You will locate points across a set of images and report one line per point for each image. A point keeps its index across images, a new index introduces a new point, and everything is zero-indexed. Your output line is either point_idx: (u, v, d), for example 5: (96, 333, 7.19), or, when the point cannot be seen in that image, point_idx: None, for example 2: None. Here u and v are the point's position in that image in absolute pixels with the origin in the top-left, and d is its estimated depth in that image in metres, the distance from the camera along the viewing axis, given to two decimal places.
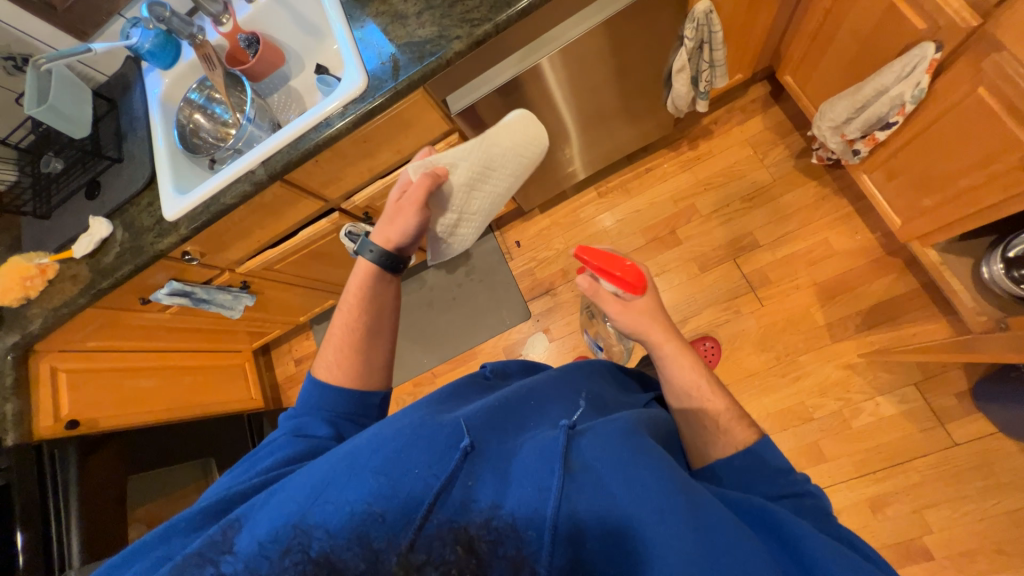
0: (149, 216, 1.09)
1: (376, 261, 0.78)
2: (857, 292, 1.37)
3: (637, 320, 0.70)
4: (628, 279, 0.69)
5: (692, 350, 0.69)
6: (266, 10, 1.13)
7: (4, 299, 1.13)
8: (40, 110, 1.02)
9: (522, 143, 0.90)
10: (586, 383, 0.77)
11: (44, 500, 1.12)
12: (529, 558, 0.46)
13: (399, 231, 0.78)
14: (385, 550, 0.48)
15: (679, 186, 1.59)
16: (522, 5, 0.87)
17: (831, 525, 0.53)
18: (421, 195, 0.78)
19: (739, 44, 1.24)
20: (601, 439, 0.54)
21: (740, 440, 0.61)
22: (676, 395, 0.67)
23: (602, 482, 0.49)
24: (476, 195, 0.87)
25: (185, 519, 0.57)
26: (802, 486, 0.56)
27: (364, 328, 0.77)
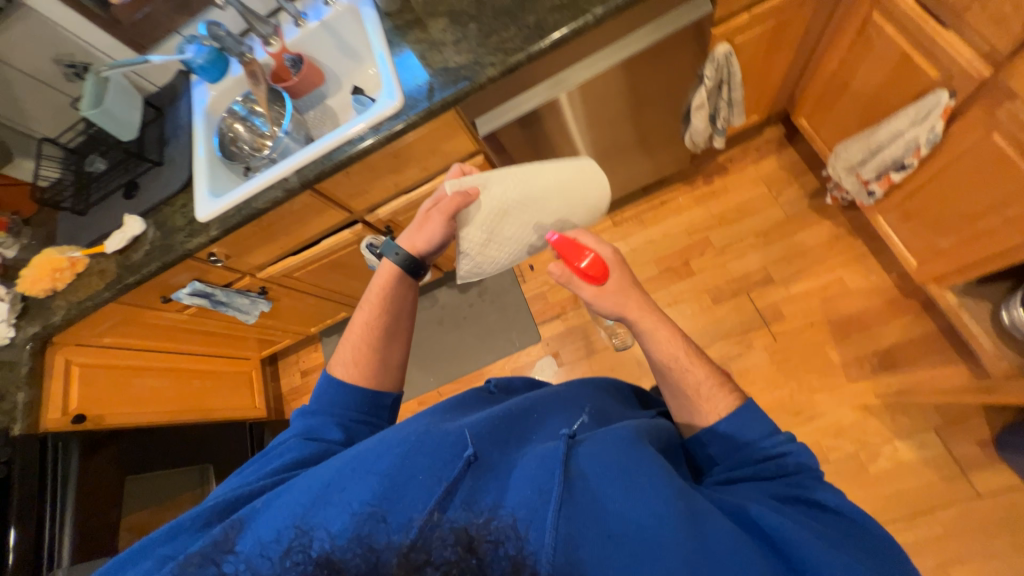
0: (182, 216, 1.13)
1: (400, 263, 0.81)
2: (873, 332, 1.36)
3: (620, 302, 0.66)
4: (590, 272, 0.65)
5: (668, 318, 0.66)
6: (312, 35, 1.21)
7: (34, 289, 1.17)
8: (95, 112, 1.10)
9: (567, 185, 0.85)
10: (592, 394, 0.75)
11: (42, 491, 1.10)
12: (528, 556, 0.45)
13: (424, 239, 0.81)
14: (387, 549, 0.46)
15: (693, 219, 1.62)
16: (555, 37, 0.91)
17: (815, 484, 0.53)
18: (449, 207, 0.79)
19: (756, 86, 1.29)
20: (600, 446, 0.52)
21: (722, 407, 0.62)
22: (660, 371, 0.66)
23: (601, 492, 0.48)
24: (506, 223, 0.83)
25: (190, 517, 0.54)
26: (786, 445, 0.56)
27: (385, 329, 0.78)
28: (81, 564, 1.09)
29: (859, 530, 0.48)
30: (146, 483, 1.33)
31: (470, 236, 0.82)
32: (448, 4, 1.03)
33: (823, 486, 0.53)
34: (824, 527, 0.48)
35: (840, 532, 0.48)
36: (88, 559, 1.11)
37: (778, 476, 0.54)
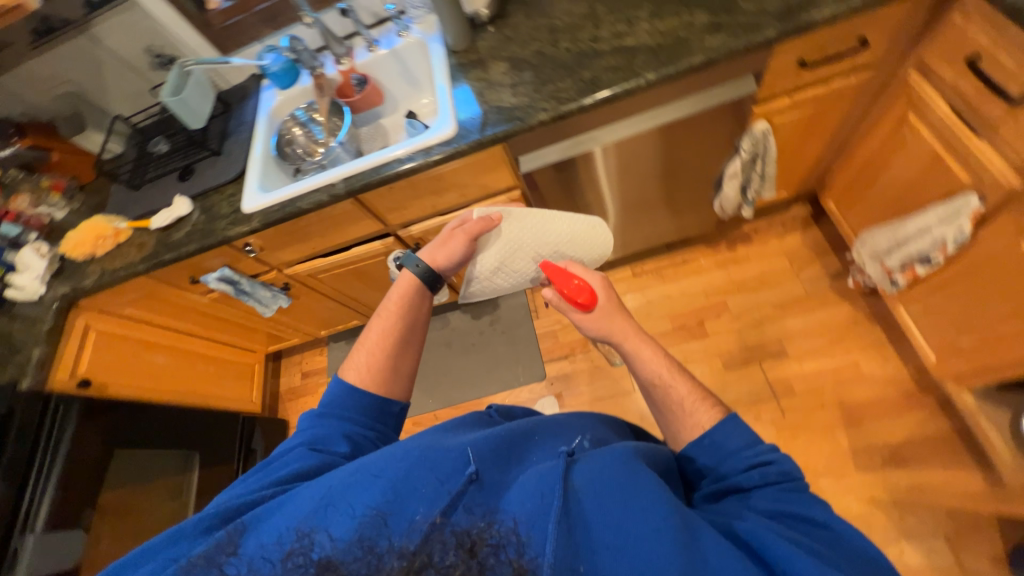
0: (228, 204, 1.19)
1: (420, 275, 0.80)
2: (886, 423, 1.33)
3: (606, 323, 0.69)
4: (577, 298, 0.69)
5: (649, 335, 0.68)
6: (381, 60, 1.29)
7: (75, 251, 1.23)
8: (172, 100, 1.17)
9: (577, 239, 0.91)
10: (595, 425, 0.74)
11: (33, 452, 1.10)
12: (529, 561, 0.44)
13: (445, 255, 0.83)
14: (388, 552, 0.45)
15: (712, 282, 1.64)
16: (608, 94, 0.97)
17: (802, 496, 0.51)
18: (473, 229, 0.84)
19: (789, 165, 1.34)
20: (598, 463, 0.53)
21: (704, 422, 0.61)
22: (645, 391, 0.66)
23: (601, 507, 0.48)
24: (517, 255, 0.89)
25: (193, 521, 0.54)
26: (770, 454, 0.55)
27: (400, 334, 0.75)
28: (52, 534, 1.06)
29: (848, 545, 0.46)
30: (133, 465, 1.29)
31: (484, 259, 0.89)
32: (510, 51, 1.11)
33: (812, 498, 0.51)
34: (812, 541, 0.46)
35: (828, 547, 0.46)
36: (61, 529, 1.07)
37: (764, 485, 0.53)
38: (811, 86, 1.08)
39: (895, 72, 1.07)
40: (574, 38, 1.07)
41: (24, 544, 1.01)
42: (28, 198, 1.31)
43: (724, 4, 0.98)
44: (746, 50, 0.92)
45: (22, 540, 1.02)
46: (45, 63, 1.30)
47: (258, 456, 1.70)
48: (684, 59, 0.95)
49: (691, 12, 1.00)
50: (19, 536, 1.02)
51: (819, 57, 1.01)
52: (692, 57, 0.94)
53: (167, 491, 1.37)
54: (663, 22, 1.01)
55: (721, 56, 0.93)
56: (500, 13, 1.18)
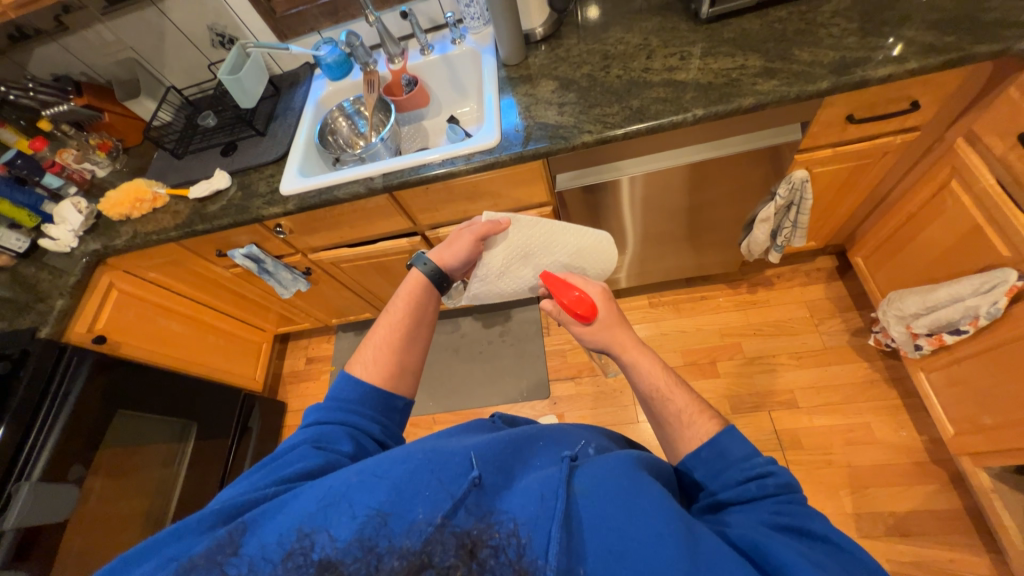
0: (266, 184, 1.21)
1: (427, 274, 0.77)
2: (894, 491, 1.29)
3: (607, 337, 0.65)
4: (577, 309, 0.65)
5: (649, 346, 0.64)
6: (432, 64, 1.31)
7: (112, 210, 1.26)
8: (228, 78, 1.19)
9: (587, 257, 0.86)
10: (597, 434, 0.68)
11: (40, 401, 1.10)
12: (530, 563, 0.42)
13: (453, 253, 0.79)
14: (388, 553, 0.43)
15: (729, 322, 1.62)
16: (653, 123, 0.97)
17: (800, 508, 0.48)
18: (480, 230, 0.80)
19: (822, 216, 1.33)
20: (600, 471, 0.50)
21: (702, 433, 0.57)
22: (642, 402, 0.63)
23: (601, 511, 0.46)
24: (522, 263, 0.84)
25: (195, 519, 0.49)
26: (767, 466, 0.52)
27: (409, 331, 0.71)
28: (46, 485, 1.06)
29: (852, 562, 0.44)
30: (134, 428, 1.30)
31: (487, 264, 0.82)
32: (560, 71, 1.13)
33: (810, 511, 0.48)
34: (814, 553, 0.44)
35: (830, 561, 0.44)
36: (55, 481, 1.08)
37: (760, 498, 0.50)
38: (855, 141, 1.08)
39: (940, 137, 1.07)
40: (626, 66, 1.09)
41: (17, 492, 1.01)
42: (73, 154, 1.35)
43: (780, 52, 0.99)
44: (796, 98, 0.93)
45: (17, 486, 1.02)
46: (112, 29, 1.34)
47: (254, 435, 1.69)
48: (734, 99, 0.95)
49: (745, 55, 1.01)
50: (14, 483, 1.03)
51: (867, 114, 1.01)
52: (742, 99, 0.95)
53: (161, 457, 1.36)
54: (715, 62, 1.02)
55: (770, 101, 0.93)
56: (554, 33, 1.20)
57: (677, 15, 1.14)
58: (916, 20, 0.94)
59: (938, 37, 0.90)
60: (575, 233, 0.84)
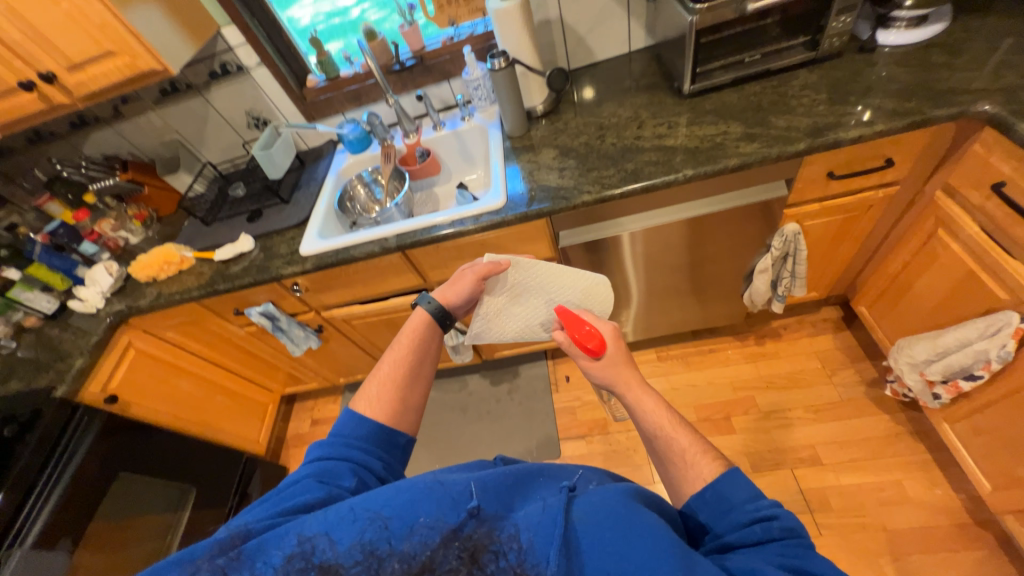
0: (287, 246, 1.29)
1: (432, 311, 0.80)
2: (938, 558, 1.19)
3: (613, 374, 0.66)
4: (587, 343, 0.67)
5: (654, 386, 0.64)
6: (444, 138, 1.45)
7: (141, 272, 1.33)
8: (260, 153, 1.31)
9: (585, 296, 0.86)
10: (599, 472, 0.67)
11: (45, 462, 1.10)
12: (531, 566, 0.43)
13: (456, 292, 0.82)
14: (389, 556, 0.43)
15: (740, 375, 1.60)
16: (648, 183, 1.06)
17: (806, 554, 0.47)
18: (481, 271, 0.84)
19: (819, 267, 1.37)
20: (598, 498, 0.51)
21: (706, 474, 0.56)
22: (645, 442, 0.62)
23: (599, 536, 0.46)
24: (522, 302, 0.87)
25: (188, 551, 0.47)
26: (772, 508, 0.50)
27: (412, 367, 0.72)
28: (39, 551, 1.03)
29: None
30: (133, 493, 1.26)
31: (487, 303, 0.87)
32: (560, 141, 1.25)
33: (818, 558, 0.46)
34: None
35: None
36: (48, 549, 1.04)
37: (767, 541, 0.48)
38: (839, 196, 1.15)
39: (919, 191, 1.13)
40: (619, 135, 1.20)
41: (10, 558, 0.99)
42: (111, 223, 1.46)
43: (758, 120, 1.09)
44: (777, 158, 1.01)
45: (10, 553, 1.00)
46: (161, 115, 1.51)
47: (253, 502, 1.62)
48: (720, 160, 1.04)
49: (727, 123, 1.11)
50: (7, 549, 1.00)
51: (847, 171, 1.08)
52: (727, 160, 1.03)
53: (157, 526, 1.31)
54: (700, 129, 1.13)
55: (754, 161, 1.02)
56: (553, 109, 1.34)
57: (663, 91, 1.27)
58: (878, 91, 1.05)
59: (900, 103, 1.00)
60: (570, 275, 0.85)
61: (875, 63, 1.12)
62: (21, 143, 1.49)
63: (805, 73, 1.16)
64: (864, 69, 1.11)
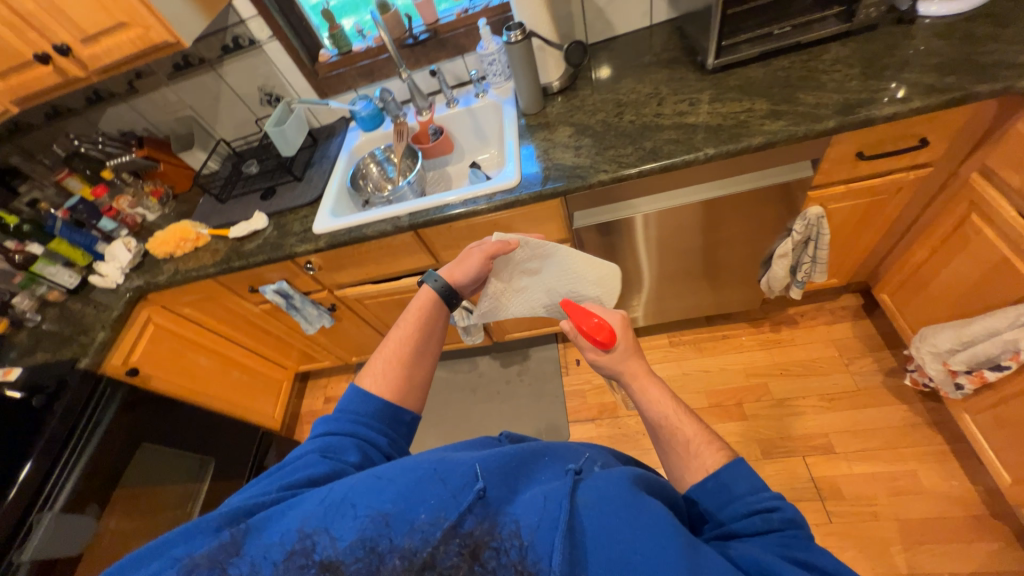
0: (300, 224, 1.29)
1: (438, 290, 0.79)
2: (950, 548, 1.18)
3: (620, 366, 0.65)
4: (594, 335, 0.64)
5: (661, 377, 0.63)
6: (457, 116, 1.42)
7: (158, 249, 1.35)
8: (273, 129, 1.30)
9: (582, 275, 0.82)
10: (604, 452, 0.66)
11: (70, 432, 1.14)
12: (531, 563, 0.42)
13: (463, 271, 0.81)
14: (389, 552, 0.43)
15: (753, 362, 1.58)
16: (667, 162, 1.02)
17: (808, 544, 0.46)
18: (489, 250, 0.81)
19: (841, 253, 1.33)
20: (602, 485, 0.50)
21: (709, 464, 0.55)
22: (650, 431, 0.62)
23: (603, 523, 0.46)
24: (530, 284, 0.85)
25: (205, 519, 0.49)
26: (773, 500, 0.50)
27: (418, 345, 0.72)
28: (67, 516, 1.06)
29: None
30: (155, 463, 1.31)
31: (494, 284, 0.85)
32: (577, 119, 1.21)
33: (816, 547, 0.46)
34: None
35: None
36: (76, 512, 1.09)
37: (767, 533, 0.47)
38: (867, 177, 1.11)
39: (954, 173, 1.08)
40: (638, 112, 1.16)
41: (40, 521, 1.03)
42: (128, 199, 1.48)
43: (785, 96, 1.05)
44: (803, 137, 0.97)
45: (39, 516, 1.03)
46: (175, 91, 1.51)
47: None
48: (743, 139, 1.00)
49: (751, 100, 1.07)
50: (36, 513, 1.04)
51: (877, 151, 1.03)
52: (751, 138, 0.99)
53: (179, 494, 1.35)
54: (723, 106, 1.08)
55: (779, 140, 0.98)
56: (569, 85, 1.30)
57: (685, 67, 1.22)
58: (916, 65, 0.99)
59: (938, 79, 0.94)
60: (570, 255, 0.82)
61: (913, 36, 1.05)
62: (40, 119, 1.50)
63: (837, 47, 1.10)
64: (902, 42, 1.05)
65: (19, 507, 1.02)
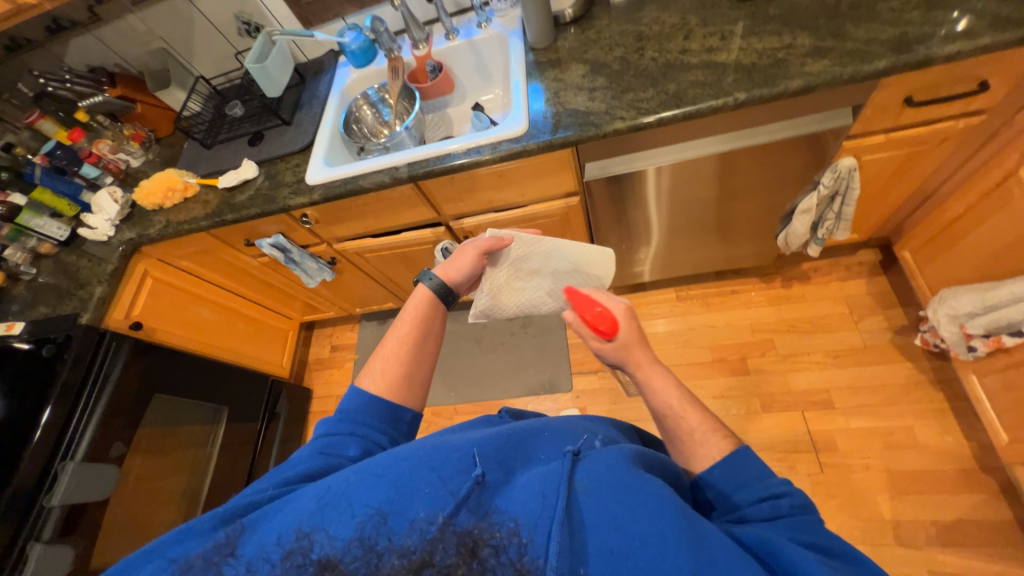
0: (292, 174, 1.21)
1: (433, 289, 0.75)
2: (936, 499, 1.23)
3: (624, 355, 0.62)
4: (599, 326, 0.62)
5: (665, 365, 0.61)
6: (458, 50, 1.28)
7: (146, 200, 1.28)
8: (254, 66, 1.18)
9: (580, 264, 0.80)
10: (606, 427, 0.65)
11: (83, 386, 1.15)
12: (531, 562, 0.42)
13: (458, 268, 0.78)
14: (388, 551, 0.43)
15: (761, 318, 1.56)
16: (690, 108, 0.92)
17: (816, 528, 0.46)
18: (484, 246, 0.79)
19: (866, 208, 1.26)
20: (600, 465, 0.50)
21: (715, 452, 0.55)
22: (655, 418, 0.61)
23: (600, 508, 0.45)
24: (526, 280, 0.81)
25: (198, 520, 0.50)
26: (780, 487, 0.49)
27: (415, 345, 0.69)
28: (88, 466, 1.10)
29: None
30: (169, 411, 1.35)
31: (491, 280, 0.80)
32: (592, 55, 1.08)
33: (824, 529, 0.46)
34: (835, 569, 0.42)
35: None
36: (98, 462, 1.12)
37: (774, 519, 0.47)
38: (911, 126, 1.00)
39: (1008, 122, 0.97)
40: (661, 47, 1.03)
41: (63, 471, 1.06)
42: (109, 143, 1.38)
43: (832, 29, 0.92)
44: (849, 80, 0.86)
45: (62, 466, 1.07)
46: (142, 19, 1.37)
47: (281, 420, 1.73)
48: (780, 82, 0.89)
49: (793, 34, 0.94)
50: (60, 463, 1.07)
51: (928, 97, 0.92)
52: (788, 81, 0.88)
53: (198, 439, 1.42)
54: (758, 41, 0.96)
55: (821, 83, 0.87)
56: (584, 14, 1.15)
57: None
58: None
59: (1012, 9, 0.82)
60: (566, 246, 0.80)
61: None
62: None
63: None
64: None
65: (42, 458, 1.05)
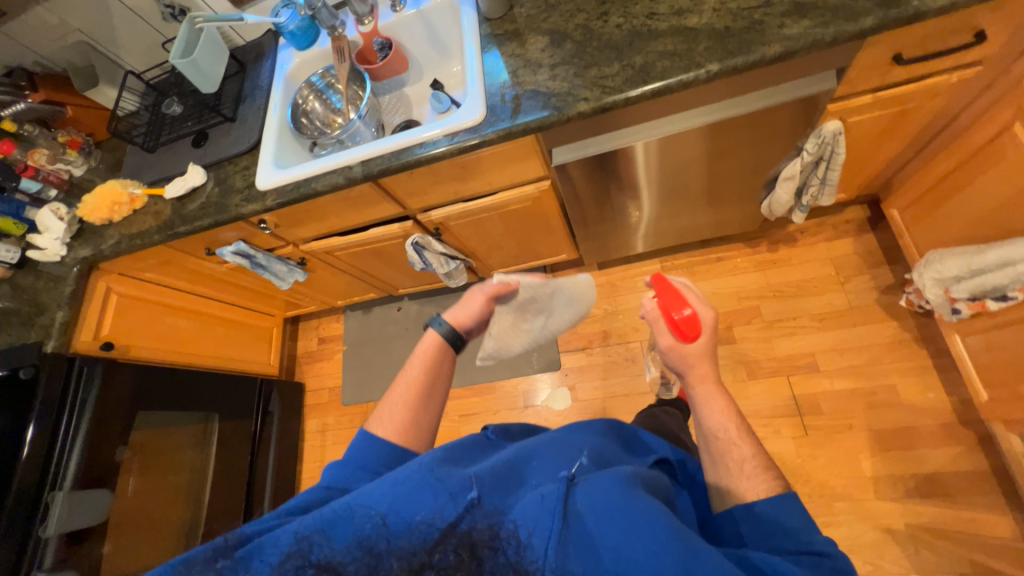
0: (242, 179, 1.13)
1: (444, 335, 0.72)
2: (916, 453, 1.26)
3: (694, 363, 0.62)
4: (683, 328, 0.61)
5: (727, 389, 0.61)
6: (407, 22, 1.16)
7: (92, 216, 1.20)
8: (182, 62, 1.08)
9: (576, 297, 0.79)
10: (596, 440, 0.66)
11: (60, 413, 1.13)
12: (529, 563, 0.42)
13: (469, 314, 0.74)
14: (387, 553, 0.43)
15: (747, 285, 1.53)
16: (659, 85, 0.84)
17: None
18: (491, 290, 0.75)
19: (854, 168, 1.19)
20: (601, 483, 0.49)
21: (760, 489, 0.55)
22: (702, 437, 0.61)
23: (602, 533, 0.44)
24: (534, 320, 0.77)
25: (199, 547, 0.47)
26: (825, 545, 0.49)
27: (424, 390, 0.68)
28: (79, 492, 1.10)
29: None
30: (158, 422, 1.35)
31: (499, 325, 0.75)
32: (551, 23, 0.98)
33: None
34: None
35: None
36: (88, 488, 1.12)
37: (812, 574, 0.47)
38: (901, 83, 0.92)
39: (1006, 71, 0.89)
40: (626, 11, 0.93)
41: (53, 500, 1.06)
42: (45, 154, 1.27)
43: None
44: (832, 42, 0.78)
45: (52, 496, 1.07)
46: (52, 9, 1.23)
47: (276, 417, 1.74)
48: (756, 49, 0.80)
49: None
50: (49, 492, 1.07)
51: (917, 53, 0.85)
52: (765, 47, 0.80)
53: (190, 444, 1.44)
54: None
55: (801, 47, 0.78)
56: None
57: None
58: None
59: None
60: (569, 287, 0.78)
61: None
62: None
63: None
64: None
65: (29, 491, 1.05)
